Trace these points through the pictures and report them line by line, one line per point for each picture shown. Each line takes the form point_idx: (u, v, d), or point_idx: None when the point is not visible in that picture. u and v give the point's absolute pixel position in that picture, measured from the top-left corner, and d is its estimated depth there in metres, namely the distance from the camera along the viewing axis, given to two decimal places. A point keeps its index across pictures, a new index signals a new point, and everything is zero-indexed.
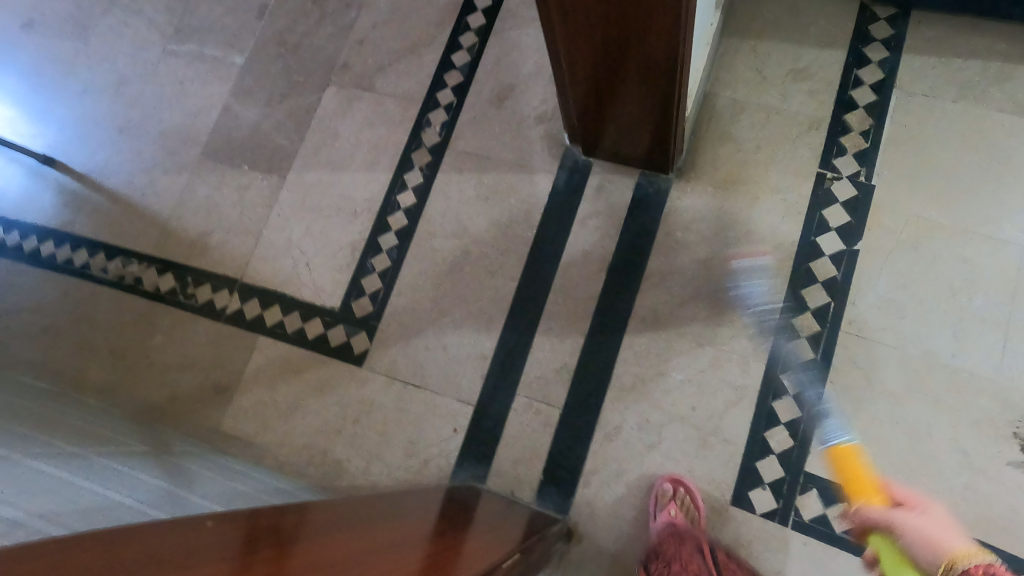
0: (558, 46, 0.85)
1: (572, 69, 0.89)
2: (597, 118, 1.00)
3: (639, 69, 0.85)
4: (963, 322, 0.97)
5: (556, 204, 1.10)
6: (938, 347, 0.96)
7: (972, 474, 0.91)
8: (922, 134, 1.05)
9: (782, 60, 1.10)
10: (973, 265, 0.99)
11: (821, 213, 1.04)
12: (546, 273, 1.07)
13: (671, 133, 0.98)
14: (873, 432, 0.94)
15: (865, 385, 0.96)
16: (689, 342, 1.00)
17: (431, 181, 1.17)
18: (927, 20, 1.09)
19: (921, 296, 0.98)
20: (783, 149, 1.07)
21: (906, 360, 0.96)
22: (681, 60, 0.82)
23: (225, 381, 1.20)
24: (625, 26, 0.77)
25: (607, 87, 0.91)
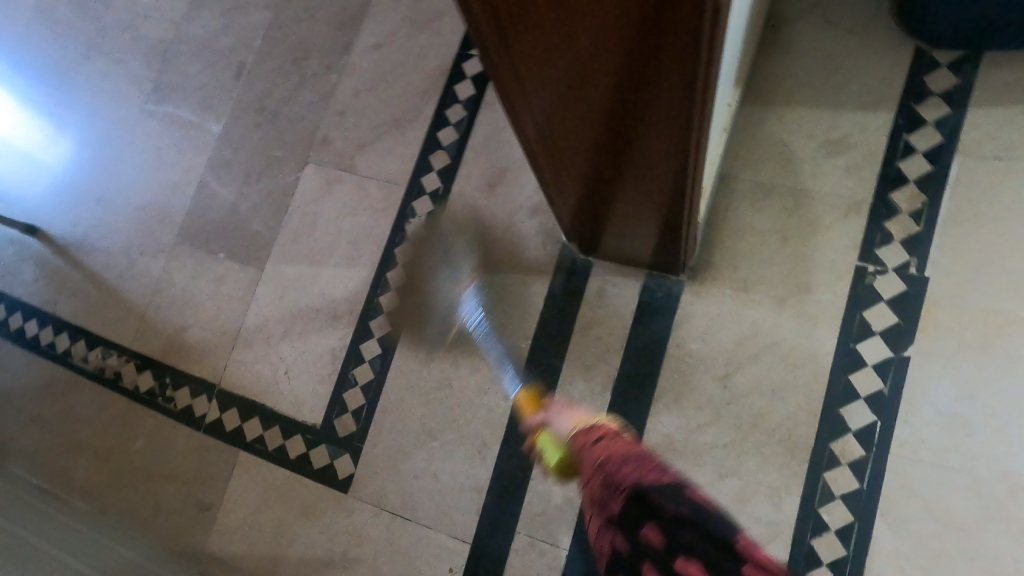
0: (548, 148, 0.74)
1: (567, 169, 0.77)
2: (600, 216, 0.88)
3: (642, 177, 0.73)
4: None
5: (556, 308, 0.99)
6: (1019, 465, 0.82)
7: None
8: (991, 209, 0.88)
9: (816, 127, 0.94)
10: None
11: (862, 315, 0.89)
12: (546, 389, 0.96)
13: (681, 240, 0.86)
14: (942, 570, 0.81)
15: (928, 515, 0.83)
16: (708, 474, 0.89)
17: (418, 278, 1.06)
18: (996, 72, 0.90)
19: (995, 404, 0.83)
20: (815, 239, 0.92)
21: (978, 483, 0.82)
22: (691, 171, 0.70)
23: (206, 498, 1.11)
24: (623, 136, 0.65)
25: (607, 189, 0.79)
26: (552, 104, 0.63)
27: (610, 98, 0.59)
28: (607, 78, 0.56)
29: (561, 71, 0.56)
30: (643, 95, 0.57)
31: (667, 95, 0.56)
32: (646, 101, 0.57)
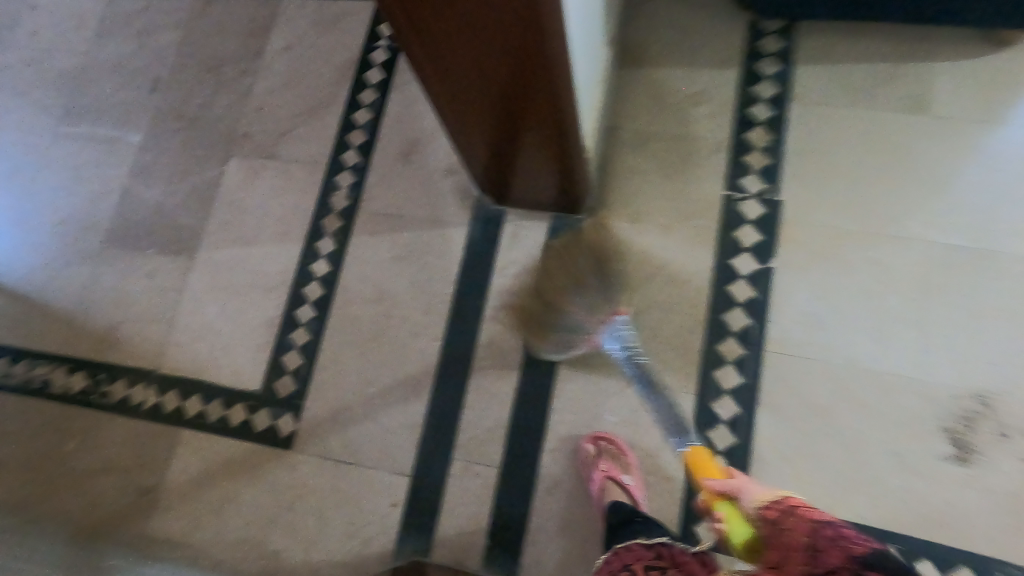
0: (446, 97, 0.82)
1: (462, 112, 0.85)
2: (505, 163, 0.98)
3: (526, 109, 0.82)
4: (883, 326, 0.96)
5: (475, 256, 1.10)
6: (860, 352, 0.95)
7: (908, 477, 0.90)
8: (821, 143, 1.04)
9: (679, 85, 1.11)
10: (885, 267, 0.98)
11: (733, 235, 1.03)
12: (471, 328, 1.06)
13: (575, 191, 1.03)
14: (809, 447, 0.93)
15: (795, 401, 0.95)
16: (619, 381, 1.00)
17: (345, 246, 1.15)
18: (812, 32, 1.09)
19: (840, 303, 0.97)
20: (688, 175, 1.07)
21: (832, 370, 0.95)
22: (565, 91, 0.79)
23: (144, 484, 1.10)
24: (498, 70, 0.73)
25: (502, 128, 0.88)
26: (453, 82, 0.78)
27: (485, 37, 0.67)
28: (484, 18, 0.64)
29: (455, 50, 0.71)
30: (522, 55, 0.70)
31: (534, 28, 0.65)
32: (505, 29, 0.65)
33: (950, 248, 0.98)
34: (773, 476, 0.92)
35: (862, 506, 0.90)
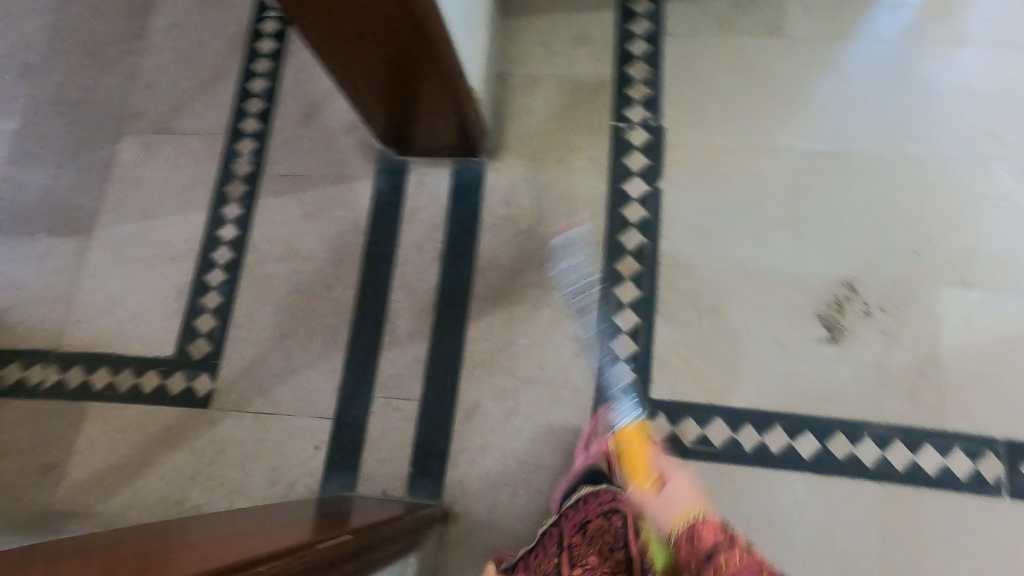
0: (339, 63, 0.86)
1: (325, 35, 0.79)
2: (406, 119, 1.02)
3: (410, 50, 0.84)
4: (762, 230, 1.04)
5: (381, 206, 1.12)
6: (744, 256, 1.03)
7: (788, 361, 1.00)
8: (695, 71, 1.12)
9: (562, 30, 1.17)
10: (760, 177, 1.06)
11: (623, 161, 1.09)
12: (382, 274, 1.09)
13: (476, 138, 1.08)
14: (703, 347, 1.00)
15: (689, 307, 1.02)
16: (527, 309, 1.05)
17: (251, 210, 1.16)
18: None
19: (723, 214, 1.05)
20: (577, 111, 1.13)
21: (721, 275, 1.02)
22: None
23: (47, 459, 1.05)
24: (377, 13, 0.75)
25: (392, 75, 0.90)
26: (342, 45, 0.82)
27: None
28: None
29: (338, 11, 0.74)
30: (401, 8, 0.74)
31: None
32: None
33: (811, 153, 1.07)
34: (673, 377, 1.00)
35: (752, 394, 0.99)
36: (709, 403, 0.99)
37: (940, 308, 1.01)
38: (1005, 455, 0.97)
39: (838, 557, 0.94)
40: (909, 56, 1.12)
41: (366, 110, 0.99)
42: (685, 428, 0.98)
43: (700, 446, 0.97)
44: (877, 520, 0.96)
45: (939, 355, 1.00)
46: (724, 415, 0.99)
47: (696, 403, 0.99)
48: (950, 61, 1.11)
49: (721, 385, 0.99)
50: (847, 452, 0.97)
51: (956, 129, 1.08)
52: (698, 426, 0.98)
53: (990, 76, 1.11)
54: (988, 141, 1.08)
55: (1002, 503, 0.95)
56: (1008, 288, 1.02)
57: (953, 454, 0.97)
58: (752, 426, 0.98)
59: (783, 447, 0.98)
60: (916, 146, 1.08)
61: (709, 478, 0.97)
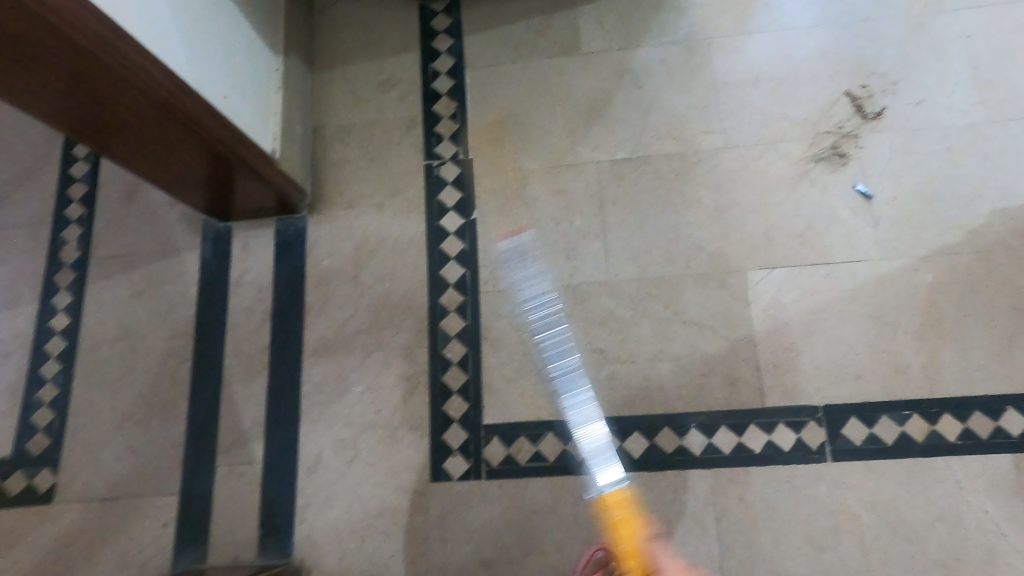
0: (119, 156, 0.90)
1: (76, 125, 0.81)
2: (217, 193, 1.05)
3: (175, 137, 0.87)
4: (572, 244, 1.08)
5: (209, 275, 1.13)
6: (557, 272, 1.07)
7: (610, 367, 1.02)
8: (498, 100, 1.16)
9: (368, 76, 1.20)
10: (565, 194, 1.10)
11: (437, 198, 1.13)
12: (215, 342, 1.10)
13: (292, 198, 1.10)
14: (529, 367, 1.03)
15: (511, 330, 1.05)
16: (358, 355, 1.06)
17: (83, 294, 1.15)
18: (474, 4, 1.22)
19: (533, 237, 1.09)
20: (391, 153, 1.16)
21: (537, 295, 1.06)
22: (152, 69, 0.76)
23: None
24: (118, 108, 0.79)
25: (176, 159, 0.93)
26: (110, 141, 0.86)
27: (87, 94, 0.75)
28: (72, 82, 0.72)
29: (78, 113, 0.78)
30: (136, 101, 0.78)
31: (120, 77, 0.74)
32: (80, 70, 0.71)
33: (612, 161, 1.11)
34: (503, 401, 1.02)
35: (577, 404, 1.01)
36: (540, 419, 1.01)
37: (746, 287, 1.04)
38: (826, 422, 0.99)
39: (677, 546, 0.95)
40: (695, 51, 1.16)
41: (171, 189, 1.01)
42: (519, 448, 1.00)
43: (535, 463, 1.00)
44: (710, 505, 0.97)
45: (751, 336, 1.02)
46: (556, 429, 1.01)
47: (527, 422, 1.01)
48: (738, 51, 1.15)
49: (549, 400, 1.02)
50: (675, 446, 0.99)
51: (748, 115, 1.12)
52: (532, 444, 1.00)
53: (776, 60, 1.14)
54: (778, 122, 1.11)
55: (829, 467, 0.97)
56: (807, 261, 1.05)
57: (775, 430, 0.99)
58: None
59: (614, 451, 0.99)
60: (709, 139, 1.11)
61: (547, 494, 0.98)
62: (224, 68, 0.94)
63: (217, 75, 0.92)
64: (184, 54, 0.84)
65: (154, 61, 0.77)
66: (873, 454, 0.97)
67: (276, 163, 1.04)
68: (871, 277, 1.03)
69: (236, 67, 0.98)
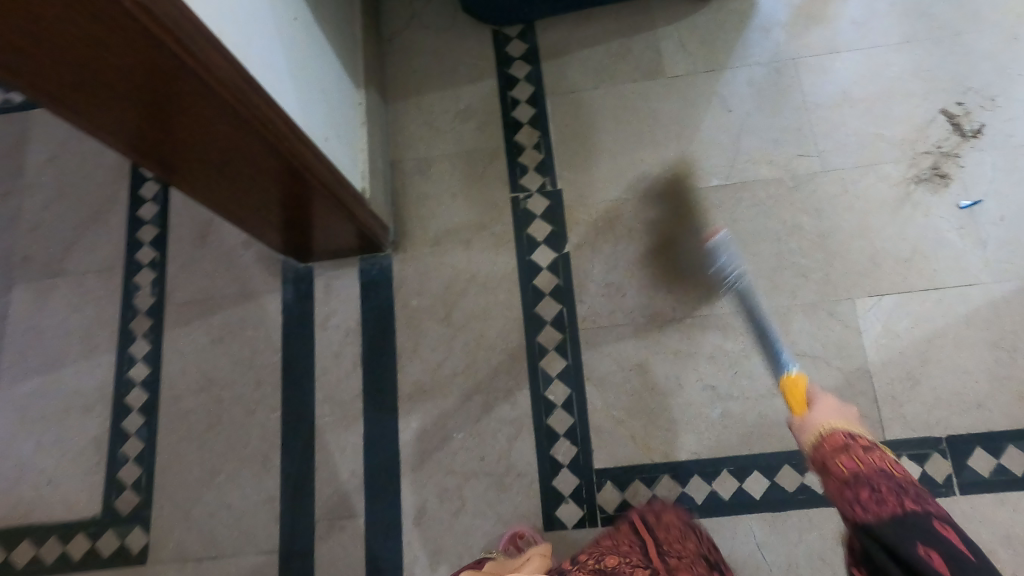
0: (208, 195, 0.83)
1: (142, 143, 0.69)
2: (300, 231, 0.99)
3: (273, 176, 0.81)
4: (672, 276, 1.04)
5: (292, 319, 1.08)
6: (659, 305, 1.03)
7: (723, 404, 0.99)
8: (583, 127, 1.13)
9: (446, 107, 1.17)
10: (661, 223, 1.06)
11: (527, 232, 1.09)
12: (304, 389, 1.05)
13: (377, 237, 1.05)
14: (638, 407, 0.99)
15: (615, 368, 1.01)
16: (457, 400, 1.02)
17: (160, 343, 1.10)
18: (549, 28, 1.19)
19: (632, 269, 1.05)
20: (474, 186, 1.12)
21: (640, 330, 1.02)
22: (246, 87, 0.66)
23: None
24: (222, 149, 0.72)
25: (266, 198, 0.87)
26: (203, 181, 0.79)
27: (193, 134, 0.68)
28: (183, 122, 0.66)
29: (179, 153, 0.71)
30: (244, 142, 0.72)
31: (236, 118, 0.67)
32: (195, 111, 0.64)
33: (707, 188, 1.07)
34: (613, 443, 0.99)
35: (691, 443, 0.98)
36: (653, 461, 0.98)
37: (857, 315, 1.01)
38: (950, 454, 0.96)
39: None
40: (784, 71, 1.12)
41: (254, 228, 0.95)
42: (634, 492, 0.97)
43: None
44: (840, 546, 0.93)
45: (865, 367, 0.99)
46: (670, 471, 0.97)
47: (640, 464, 0.98)
48: (826, 70, 1.11)
49: (661, 441, 0.98)
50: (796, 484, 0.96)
51: (844, 137, 1.08)
52: (647, 488, 0.97)
53: (867, 78, 1.11)
54: (876, 143, 1.08)
55: (957, 501, 0.94)
56: (916, 287, 1.02)
57: (898, 463, 0.96)
58: (699, 477, 0.97)
59: (734, 492, 0.96)
60: (806, 163, 1.07)
61: None
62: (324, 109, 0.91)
63: (320, 118, 0.90)
64: (296, 96, 0.82)
65: (259, 91, 0.69)
66: (1004, 487, 0.94)
67: (363, 200, 0.99)
68: (986, 301, 1.00)
69: (331, 107, 0.94)
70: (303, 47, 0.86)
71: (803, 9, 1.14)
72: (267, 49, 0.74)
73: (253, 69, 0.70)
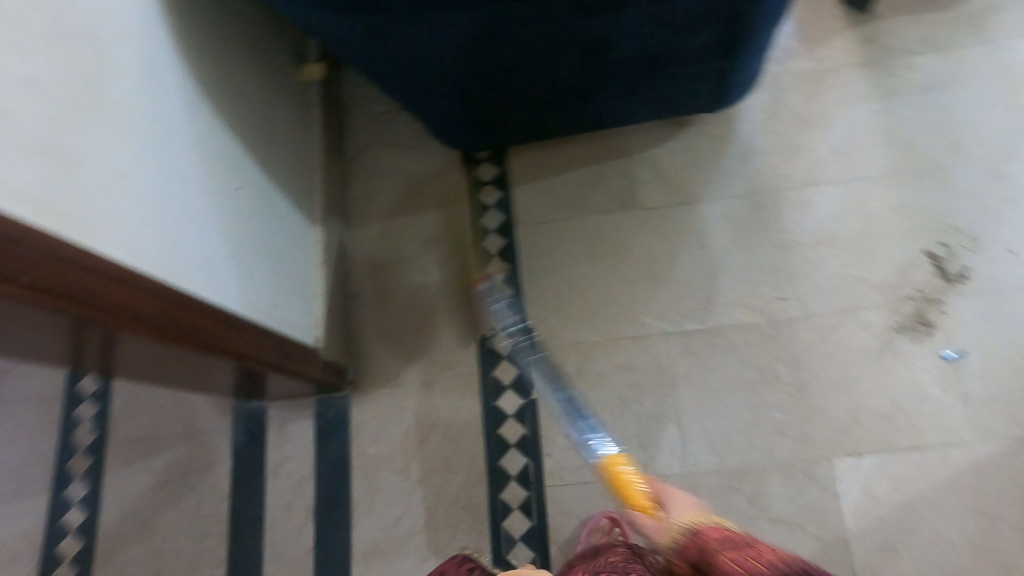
0: (136, 372, 0.77)
1: (56, 355, 0.63)
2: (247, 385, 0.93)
3: (210, 365, 0.75)
4: (643, 429, 0.99)
5: (240, 465, 1.02)
6: (629, 462, 0.98)
7: None
8: (552, 260, 1.08)
9: (412, 231, 1.12)
10: (633, 369, 1.01)
11: (492, 374, 1.04)
12: (251, 544, 0.99)
13: (332, 383, 0.99)
14: None
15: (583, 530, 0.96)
16: (414, 561, 0.96)
17: (98, 485, 1.02)
18: (520, 152, 1.15)
19: (601, 419, 1.00)
20: (440, 322, 1.07)
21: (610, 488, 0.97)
22: (161, 306, 0.59)
23: None
24: (146, 354, 0.67)
25: (204, 373, 0.81)
26: (130, 368, 0.73)
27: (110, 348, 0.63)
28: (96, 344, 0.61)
29: (96, 356, 0.66)
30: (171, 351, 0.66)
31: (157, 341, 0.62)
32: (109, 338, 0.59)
33: (681, 332, 1.02)
34: None
35: None
36: None
37: (835, 477, 0.96)
38: None
39: None
40: (763, 206, 1.07)
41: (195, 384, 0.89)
42: None
43: None
44: None
45: (845, 530, 0.94)
46: None
47: None
48: (808, 206, 1.07)
49: None
50: None
51: (823, 280, 1.03)
52: None
53: (849, 214, 1.06)
54: (856, 287, 1.02)
55: None
56: (898, 446, 0.97)
57: None
58: None
59: None
60: (784, 306, 1.02)
61: None
62: (272, 269, 0.86)
63: (267, 282, 0.84)
64: (241, 277, 0.77)
65: (188, 305, 0.63)
66: None
67: (317, 354, 0.93)
68: (968, 464, 0.96)
69: (281, 260, 0.90)
70: (249, 215, 0.81)
71: (782, 137, 1.10)
72: (207, 241, 0.70)
73: (184, 279, 0.65)
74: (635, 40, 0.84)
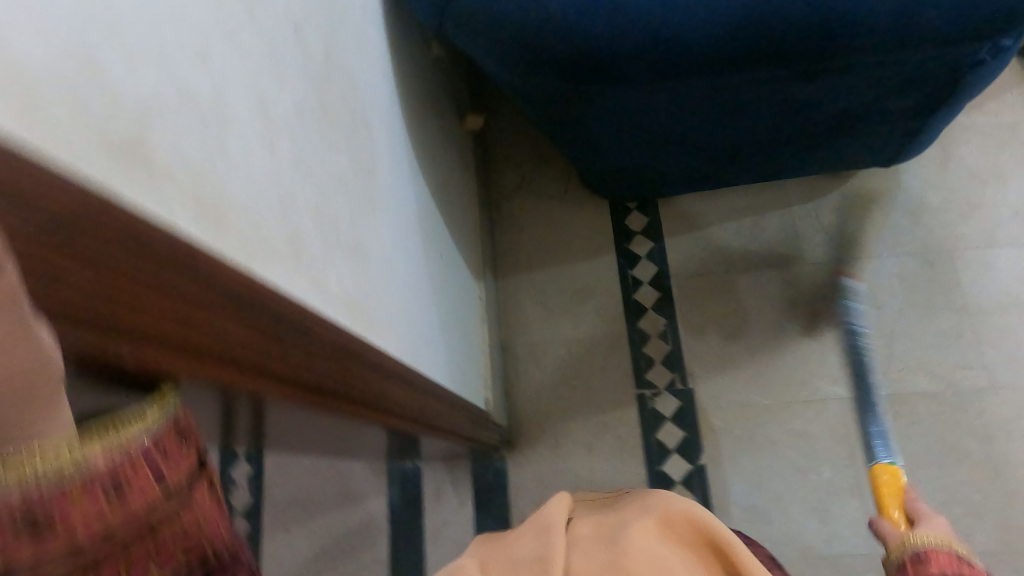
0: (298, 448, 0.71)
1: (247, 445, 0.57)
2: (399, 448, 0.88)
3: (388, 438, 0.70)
4: (822, 501, 0.94)
5: (399, 528, 1.00)
6: (810, 536, 0.93)
7: None
8: (713, 316, 1.04)
9: (560, 284, 1.09)
10: (810, 437, 0.97)
11: (656, 437, 1.00)
12: None
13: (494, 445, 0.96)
14: None
15: None
16: None
17: (258, 549, 1.02)
18: (670, 201, 1.11)
19: (777, 489, 0.95)
20: (596, 380, 1.04)
21: (791, 564, 0.92)
22: (383, 386, 0.54)
23: None
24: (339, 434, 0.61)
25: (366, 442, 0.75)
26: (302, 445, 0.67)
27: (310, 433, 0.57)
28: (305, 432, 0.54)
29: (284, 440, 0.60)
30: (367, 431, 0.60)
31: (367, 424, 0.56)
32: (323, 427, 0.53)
33: (858, 398, 0.98)
34: None
35: None
36: None
37: None
38: None
39: None
40: (938, 265, 1.02)
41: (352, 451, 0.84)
42: None
43: None
44: None
45: None
46: None
47: None
48: (989, 267, 1.01)
49: None
50: None
51: (1011, 348, 0.97)
52: None
53: None
54: None
55: None
56: None
57: None
58: None
59: None
60: (969, 374, 0.97)
61: None
62: (452, 332, 0.84)
63: (450, 346, 0.82)
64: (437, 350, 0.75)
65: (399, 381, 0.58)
66: None
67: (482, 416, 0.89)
68: None
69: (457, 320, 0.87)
70: (436, 278, 0.79)
71: (955, 193, 1.05)
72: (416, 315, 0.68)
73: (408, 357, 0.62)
74: (845, 101, 0.80)
